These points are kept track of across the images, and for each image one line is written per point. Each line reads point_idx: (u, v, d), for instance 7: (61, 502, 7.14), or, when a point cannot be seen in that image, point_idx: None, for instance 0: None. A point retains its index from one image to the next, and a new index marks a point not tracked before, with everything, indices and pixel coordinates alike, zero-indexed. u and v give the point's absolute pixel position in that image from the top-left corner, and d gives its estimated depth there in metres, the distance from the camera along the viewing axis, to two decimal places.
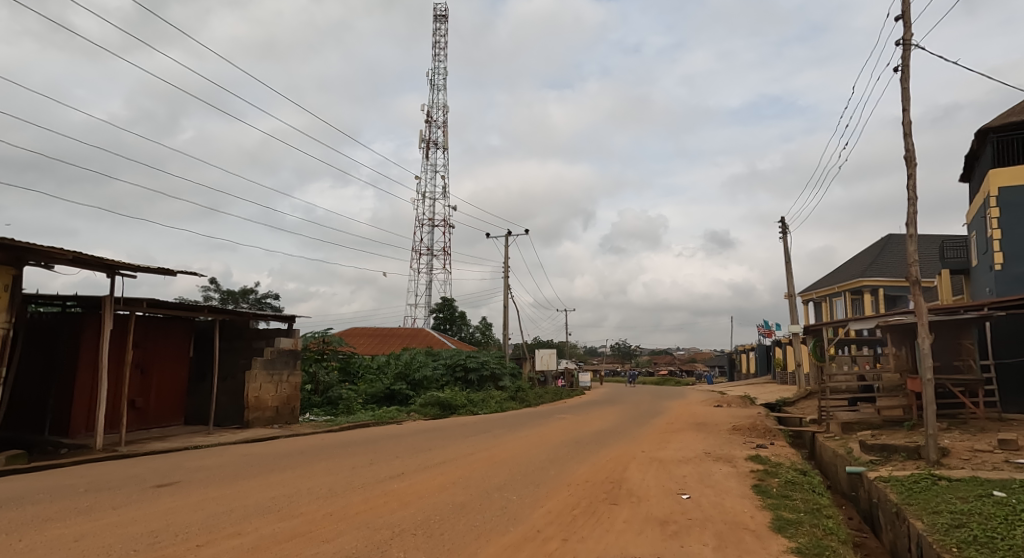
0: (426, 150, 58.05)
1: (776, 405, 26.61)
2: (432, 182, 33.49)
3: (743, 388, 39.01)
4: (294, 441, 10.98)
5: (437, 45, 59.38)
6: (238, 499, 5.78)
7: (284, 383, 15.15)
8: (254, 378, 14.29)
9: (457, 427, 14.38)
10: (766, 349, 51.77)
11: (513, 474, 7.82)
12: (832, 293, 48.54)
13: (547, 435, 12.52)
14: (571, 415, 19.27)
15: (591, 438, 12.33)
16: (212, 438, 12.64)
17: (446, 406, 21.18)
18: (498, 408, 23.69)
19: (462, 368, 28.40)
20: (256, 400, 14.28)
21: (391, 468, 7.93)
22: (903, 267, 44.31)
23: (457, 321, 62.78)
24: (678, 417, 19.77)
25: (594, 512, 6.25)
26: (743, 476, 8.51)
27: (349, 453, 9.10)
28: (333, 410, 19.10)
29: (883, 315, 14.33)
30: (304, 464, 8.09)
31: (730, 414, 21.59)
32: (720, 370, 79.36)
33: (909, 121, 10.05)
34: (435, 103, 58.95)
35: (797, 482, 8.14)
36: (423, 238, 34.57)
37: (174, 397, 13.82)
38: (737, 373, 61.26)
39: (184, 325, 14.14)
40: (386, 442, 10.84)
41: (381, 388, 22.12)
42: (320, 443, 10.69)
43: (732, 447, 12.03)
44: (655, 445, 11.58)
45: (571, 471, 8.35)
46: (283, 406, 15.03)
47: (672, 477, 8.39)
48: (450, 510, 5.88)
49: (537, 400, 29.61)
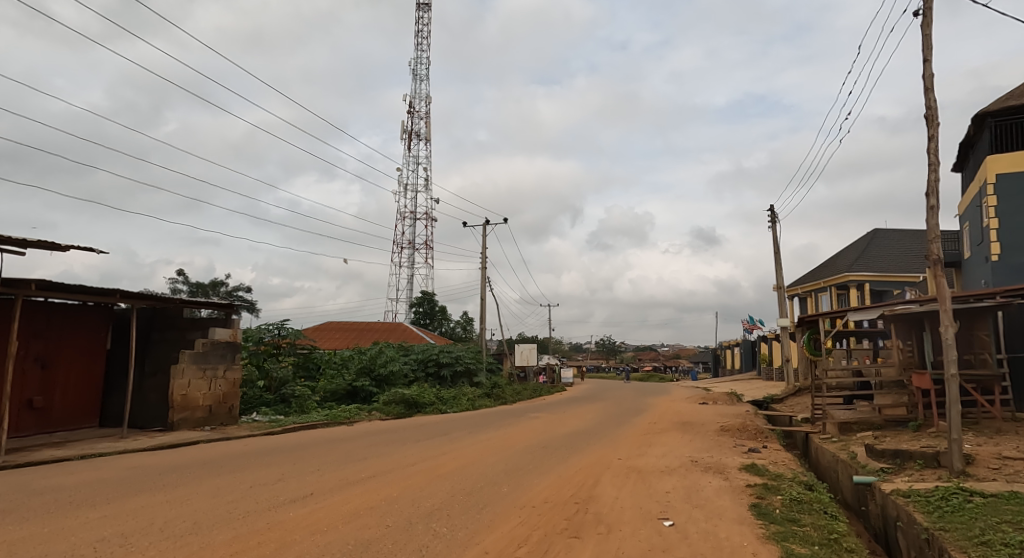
0: (408, 143, 56.99)
1: (764, 402, 25.36)
2: (414, 174, 33.38)
3: (729, 385, 37.84)
4: (210, 448, 9.29)
5: (420, 34, 58.27)
6: (46, 545, 4.12)
7: (219, 379, 13.53)
8: (181, 374, 12.61)
9: (417, 428, 12.83)
10: (751, 345, 50.73)
11: (454, 495, 6.21)
12: (817, 288, 47.51)
13: (514, 438, 10.98)
14: (546, 414, 17.76)
15: (563, 441, 10.83)
16: (122, 443, 10.92)
17: (411, 404, 19.57)
18: (469, 406, 22.09)
19: (434, 363, 26.79)
20: (183, 399, 12.62)
21: (299, 487, 6.28)
22: (889, 262, 43.37)
23: (438, 316, 61.19)
24: (662, 415, 18.37)
25: (546, 552, 4.68)
26: (737, 492, 7.01)
27: (262, 465, 7.45)
28: (284, 409, 17.42)
29: (888, 304, 12.91)
30: (193, 480, 6.43)
31: (717, 412, 20.28)
32: (704, 367, 78.36)
33: (930, 75, 8.58)
34: (418, 94, 57.79)
35: (804, 501, 6.66)
36: (404, 233, 34.57)
37: (84, 395, 12.15)
38: (721, 369, 60.31)
39: (98, 314, 12.46)
40: (320, 449, 9.20)
41: (342, 384, 20.46)
42: (242, 450, 9.04)
43: (724, 452, 10.54)
44: (637, 451, 10.08)
45: (530, 488, 6.79)
46: (217, 406, 13.39)
47: (652, 495, 6.86)
48: (345, 555, 4.28)
49: (514, 397, 28.08)
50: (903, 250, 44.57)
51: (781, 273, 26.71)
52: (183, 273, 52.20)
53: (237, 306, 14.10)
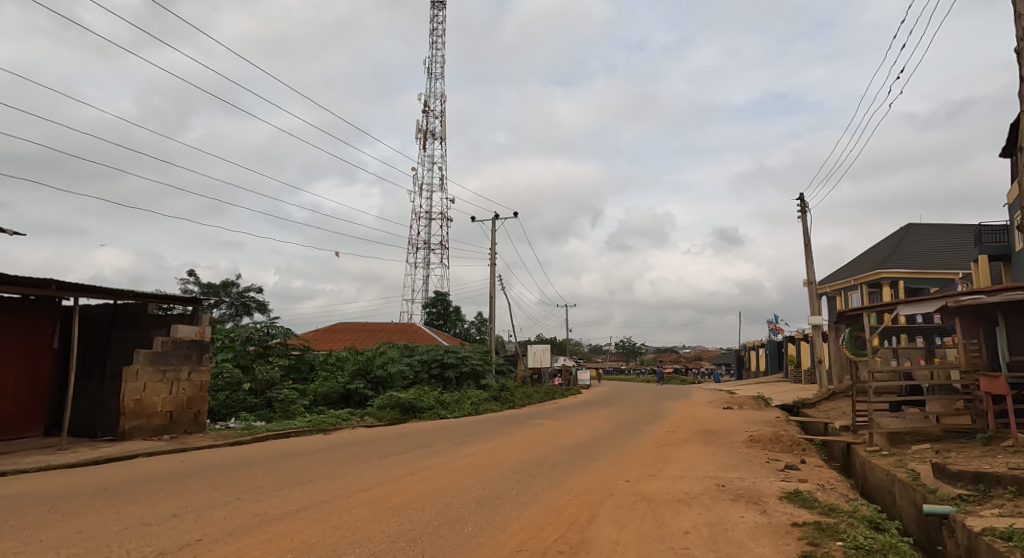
0: (423, 142, 56.24)
1: (795, 407, 23.29)
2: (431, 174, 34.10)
3: (754, 388, 35.76)
4: (138, 465, 7.78)
5: (435, 32, 57.79)
6: None
7: (181, 382, 12.08)
8: (135, 376, 11.10)
9: (400, 438, 11.27)
10: (777, 345, 48.44)
11: (395, 541, 4.60)
12: (847, 286, 45.02)
13: (504, 452, 9.34)
14: (551, 420, 16.03)
15: (563, 457, 9.14)
16: (57, 456, 9.48)
17: (408, 408, 18.06)
18: (473, 410, 20.50)
19: (438, 364, 25.28)
20: (138, 405, 11.12)
21: (190, 531, 4.71)
22: (925, 258, 40.78)
23: (452, 318, 59.89)
24: (682, 421, 16.54)
25: None
26: (779, 535, 5.26)
27: (171, 492, 5.90)
28: (269, 415, 16.05)
29: (951, 294, 11.01)
30: (59, 518, 4.89)
31: (743, 418, 18.34)
32: (727, 369, 75.75)
33: None
34: (432, 93, 56.94)
35: (877, 551, 4.86)
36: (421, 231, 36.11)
37: (24, 401, 10.80)
38: (745, 371, 57.95)
39: (43, 308, 11.14)
40: (266, 467, 7.65)
41: (335, 387, 19.05)
42: (173, 468, 7.54)
43: (756, 472, 8.75)
44: (649, 470, 8.35)
45: (502, 530, 5.13)
46: (179, 412, 11.94)
47: (664, 537, 5.16)
48: None
49: (524, 401, 26.33)
50: (939, 246, 41.98)
51: (812, 267, 24.69)
52: (194, 274, 51.79)
53: (206, 301, 12.72)
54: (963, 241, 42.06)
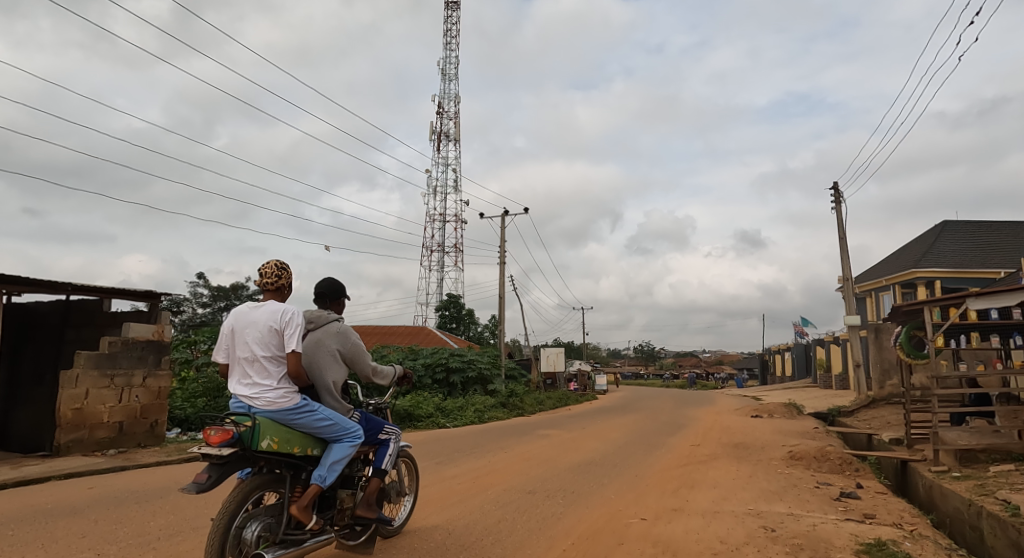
0: (436, 143, 55.03)
1: (832, 416, 21.25)
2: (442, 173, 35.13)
3: (782, 394, 33.57)
4: (29, 495, 6.15)
5: (449, 32, 56.85)
6: None
7: (134, 389, 10.40)
8: (74, 382, 9.46)
9: None
10: (804, 349, 46.02)
11: None
12: (879, 286, 42.53)
13: (494, 476, 7.68)
14: (559, 431, 14.28)
15: (565, 480, 7.47)
16: None
17: (404, 418, 16.49)
18: (477, 418, 18.90)
19: (443, 368, 23.73)
20: (78, 415, 9.46)
21: None
22: (963, 256, 38.22)
23: (465, 321, 58.44)
24: (708, 433, 14.63)
25: None
26: None
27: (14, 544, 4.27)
28: None
29: None
30: None
31: (776, 429, 16.37)
32: (750, 374, 73.10)
33: None
34: (446, 93, 55.88)
35: None
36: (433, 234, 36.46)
37: None
38: (769, 376, 55.50)
39: None
40: (186, 496, 6.00)
41: None
42: (66, 498, 5.89)
43: (807, 506, 6.94)
44: (672, 503, 6.61)
45: None
46: (131, 423, 10.25)
47: None
48: None
49: (534, 407, 24.62)
50: (978, 244, 39.41)
51: (848, 263, 22.62)
52: (204, 277, 51.23)
53: (166, 295, 11.16)
54: (1003, 239, 39.48)
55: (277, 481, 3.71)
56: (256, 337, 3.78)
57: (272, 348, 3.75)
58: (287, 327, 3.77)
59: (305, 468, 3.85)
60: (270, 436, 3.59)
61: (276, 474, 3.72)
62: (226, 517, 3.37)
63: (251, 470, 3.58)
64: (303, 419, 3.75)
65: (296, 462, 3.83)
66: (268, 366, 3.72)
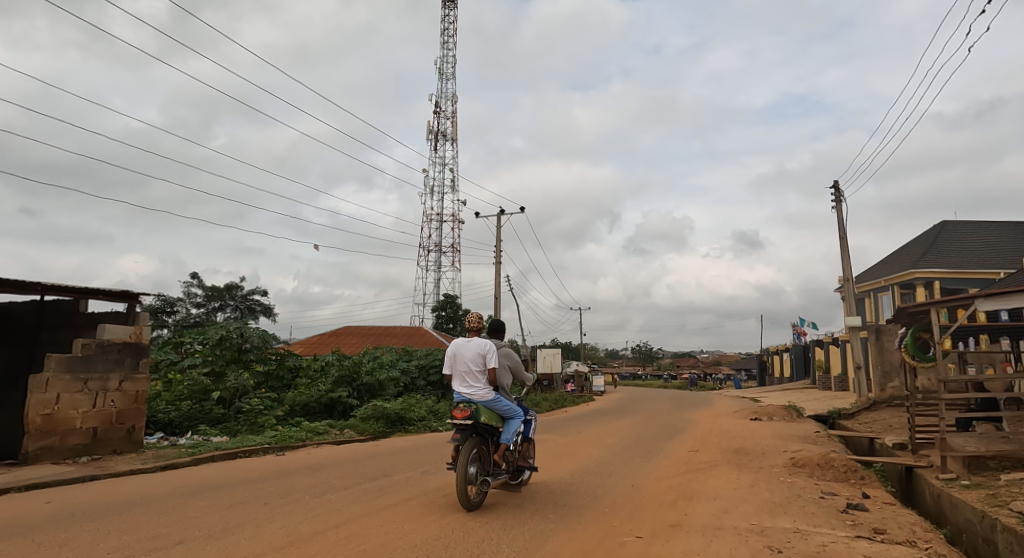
0: (433, 142, 54.61)
1: (832, 419, 20.92)
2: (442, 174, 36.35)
3: (781, 395, 33.21)
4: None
5: (447, 30, 56.42)
6: None
7: (110, 393, 9.95)
8: (44, 387, 9.02)
9: (366, 460, 9.24)
10: (802, 350, 45.66)
11: None
12: (877, 287, 42.18)
13: (483, 486, 7.29)
14: (554, 435, 13.87)
15: (559, 492, 7.08)
16: None
17: (395, 421, 16.06)
18: None
19: (437, 369, 23.33)
20: (48, 421, 9.02)
21: None
22: (962, 257, 37.88)
23: (461, 321, 58.03)
24: (706, 437, 14.24)
25: None
26: None
27: None
28: (234, 427, 14.11)
29: None
30: None
31: (776, 432, 15.99)
32: (748, 374, 72.78)
33: None
34: (443, 92, 55.44)
35: None
36: (431, 235, 37.52)
37: None
38: (768, 377, 55.16)
39: None
40: (149, 510, 5.58)
41: (317, 396, 17.13)
42: (16, 516, 5.45)
43: (813, 520, 6.54)
44: (671, 518, 6.21)
45: None
46: (106, 429, 9.78)
47: None
48: None
49: None
50: (977, 245, 39.06)
51: (848, 263, 22.27)
52: (198, 276, 50.77)
53: (144, 295, 10.72)
54: (1002, 240, 39.14)
55: (483, 441, 6.36)
56: (468, 357, 6.47)
57: (479, 365, 6.40)
58: (486, 354, 6.40)
59: (494, 435, 6.51)
60: (484, 415, 6.24)
61: (482, 437, 6.32)
62: (462, 463, 5.95)
63: (474, 431, 6.25)
64: (496, 404, 6.40)
65: (491, 431, 6.45)
66: (474, 379, 6.37)
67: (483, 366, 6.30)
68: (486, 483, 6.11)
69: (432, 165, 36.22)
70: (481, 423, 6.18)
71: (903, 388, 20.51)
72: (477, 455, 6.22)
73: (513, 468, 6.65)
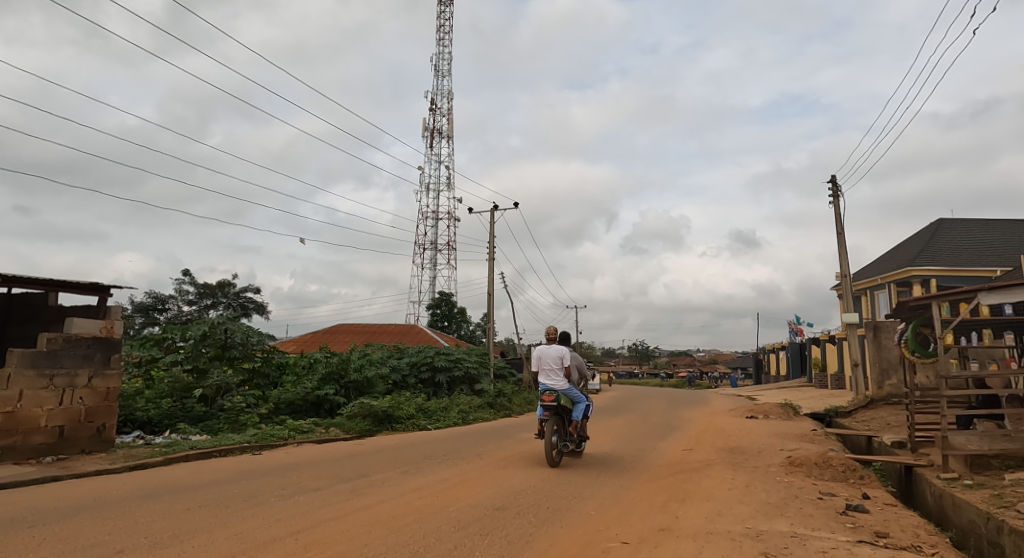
0: (429, 139, 54.19)
1: (829, 417, 20.62)
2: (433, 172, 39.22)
3: (777, 394, 32.91)
4: None
5: (442, 25, 55.91)
6: None
7: (78, 390, 9.54)
8: (6, 383, 8.62)
9: (346, 460, 8.84)
10: (798, 348, 45.40)
11: None
12: (874, 285, 41.93)
13: (464, 487, 6.89)
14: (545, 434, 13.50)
15: (544, 493, 6.69)
16: None
17: (382, 419, 15.67)
18: (461, 420, 18.09)
19: (428, 367, 22.94)
20: (10, 419, 8.61)
21: None
22: (959, 254, 37.63)
23: (456, 319, 57.61)
24: (701, 436, 13.90)
25: None
26: None
27: None
28: (215, 425, 13.72)
29: None
30: None
31: (773, 431, 15.66)
32: (744, 373, 72.58)
33: None
34: (439, 89, 54.99)
35: None
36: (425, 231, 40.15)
37: None
38: (764, 376, 54.92)
39: None
40: (97, 515, 5.16)
41: (303, 393, 16.74)
42: None
43: (812, 523, 6.17)
44: (661, 521, 5.83)
45: None
46: (74, 428, 9.37)
47: None
48: None
49: (523, 408, 23.84)
50: (974, 243, 38.82)
51: (846, 259, 21.95)
52: (189, 273, 50.20)
53: (117, 288, 10.30)
54: (999, 238, 38.90)
55: (561, 419, 8.93)
56: (551, 359, 9.05)
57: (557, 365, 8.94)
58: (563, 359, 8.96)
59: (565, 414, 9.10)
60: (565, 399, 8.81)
61: (559, 416, 8.89)
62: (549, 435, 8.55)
63: (557, 412, 8.84)
64: (570, 392, 8.92)
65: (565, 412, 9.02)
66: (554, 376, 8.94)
67: (562, 366, 8.89)
68: (565, 447, 8.73)
69: (425, 164, 38.84)
70: (563, 407, 8.74)
71: (901, 386, 20.19)
72: (557, 429, 8.79)
73: (578, 439, 9.28)
